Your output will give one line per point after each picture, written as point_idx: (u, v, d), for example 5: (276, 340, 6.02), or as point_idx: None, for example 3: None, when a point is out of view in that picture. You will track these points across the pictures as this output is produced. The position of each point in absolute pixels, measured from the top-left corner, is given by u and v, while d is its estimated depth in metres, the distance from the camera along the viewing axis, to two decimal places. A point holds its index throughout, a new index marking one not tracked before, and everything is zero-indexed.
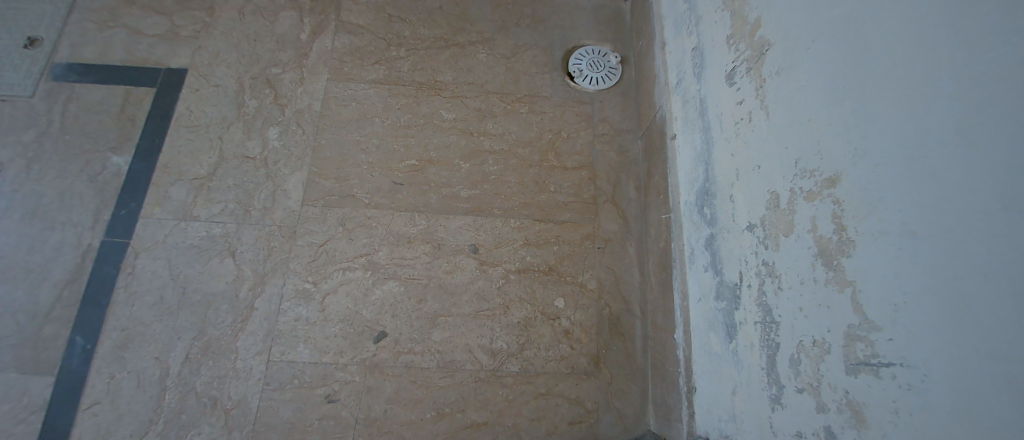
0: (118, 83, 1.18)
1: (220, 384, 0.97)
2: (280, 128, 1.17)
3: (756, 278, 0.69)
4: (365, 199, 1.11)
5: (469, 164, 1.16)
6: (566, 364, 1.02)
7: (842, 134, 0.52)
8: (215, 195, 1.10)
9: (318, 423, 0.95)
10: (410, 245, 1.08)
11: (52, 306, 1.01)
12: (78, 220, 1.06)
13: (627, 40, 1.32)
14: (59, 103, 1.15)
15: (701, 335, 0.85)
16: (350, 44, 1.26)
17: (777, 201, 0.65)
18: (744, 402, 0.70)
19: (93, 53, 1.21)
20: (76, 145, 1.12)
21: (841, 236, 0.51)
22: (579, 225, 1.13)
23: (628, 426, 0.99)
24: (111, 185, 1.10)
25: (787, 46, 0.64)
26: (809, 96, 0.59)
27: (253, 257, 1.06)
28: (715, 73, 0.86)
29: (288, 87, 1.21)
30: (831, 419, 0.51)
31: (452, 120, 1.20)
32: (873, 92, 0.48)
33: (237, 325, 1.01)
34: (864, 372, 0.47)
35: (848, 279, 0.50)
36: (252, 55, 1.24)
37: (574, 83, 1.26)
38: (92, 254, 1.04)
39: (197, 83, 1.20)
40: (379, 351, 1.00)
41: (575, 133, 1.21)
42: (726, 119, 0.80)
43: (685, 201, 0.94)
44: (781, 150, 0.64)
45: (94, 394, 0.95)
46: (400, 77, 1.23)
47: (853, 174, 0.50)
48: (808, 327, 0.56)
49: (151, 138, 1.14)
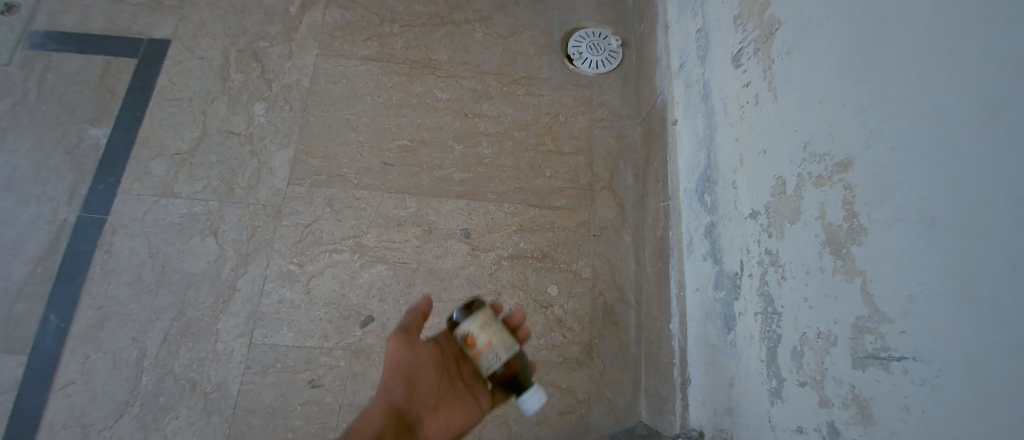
0: (97, 54, 1.14)
1: (199, 366, 0.94)
2: (266, 104, 1.13)
3: (758, 267, 0.66)
4: (354, 179, 1.07)
5: (463, 147, 1.12)
6: (557, 354, 1.00)
7: (856, 115, 0.49)
8: (198, 172, 1.07)
9: (301, 408, 0.92)
10: (400, 228, 1.05)
11: (25, 282, 0.97)
12: (54, 194, 1.03)
13: (629, 22, 1.28)
14: (36, 72, 1.11)
15: (697, 326, 0.82)
16: (341, 19, 1.21)
17: (783, 187, 0.61)
18: (741, 395, 0.67)
19: (72, 21, 1.17)
20: (53, 117, 1.08)
21: (852, 222, 0.48)
22: (575, 211, 1.09)
23: (619, 417, 0.97)
24: (89, 159, 1.06)
25: (798, 24, 0.61)
26: (820, 76, 0.55)
27: (236, 237, 1.02)
28: (720, 55, 0.82)
29: (276, 61, 1.16)
30: (835, 414, 0.49)
31: (446, 100, 1.16)
32: (891, 70, 0.45)
33: (217, 306, 0.98)
34: (873, 366, 0.44)
35: (858, 268, 0.47)
36: (238, 28, 1.19)
37: (574, 66, 1.22)
38: (67, 230, 1.01)
39: (180, 55, 1.16)
40: (364, 336, 0.97)
41: (572, 117, 1.17)
42: (731, 102, 0.77)
43: (686, 189, 0.91)
44: (790, 135, 0.61)
45: (68, 373, 0.92)
46: (392, 54, 1.19)
47: (867, 157, 0.46)
48: (813, 319, 0.53)
49: (132, 111, 1.10)
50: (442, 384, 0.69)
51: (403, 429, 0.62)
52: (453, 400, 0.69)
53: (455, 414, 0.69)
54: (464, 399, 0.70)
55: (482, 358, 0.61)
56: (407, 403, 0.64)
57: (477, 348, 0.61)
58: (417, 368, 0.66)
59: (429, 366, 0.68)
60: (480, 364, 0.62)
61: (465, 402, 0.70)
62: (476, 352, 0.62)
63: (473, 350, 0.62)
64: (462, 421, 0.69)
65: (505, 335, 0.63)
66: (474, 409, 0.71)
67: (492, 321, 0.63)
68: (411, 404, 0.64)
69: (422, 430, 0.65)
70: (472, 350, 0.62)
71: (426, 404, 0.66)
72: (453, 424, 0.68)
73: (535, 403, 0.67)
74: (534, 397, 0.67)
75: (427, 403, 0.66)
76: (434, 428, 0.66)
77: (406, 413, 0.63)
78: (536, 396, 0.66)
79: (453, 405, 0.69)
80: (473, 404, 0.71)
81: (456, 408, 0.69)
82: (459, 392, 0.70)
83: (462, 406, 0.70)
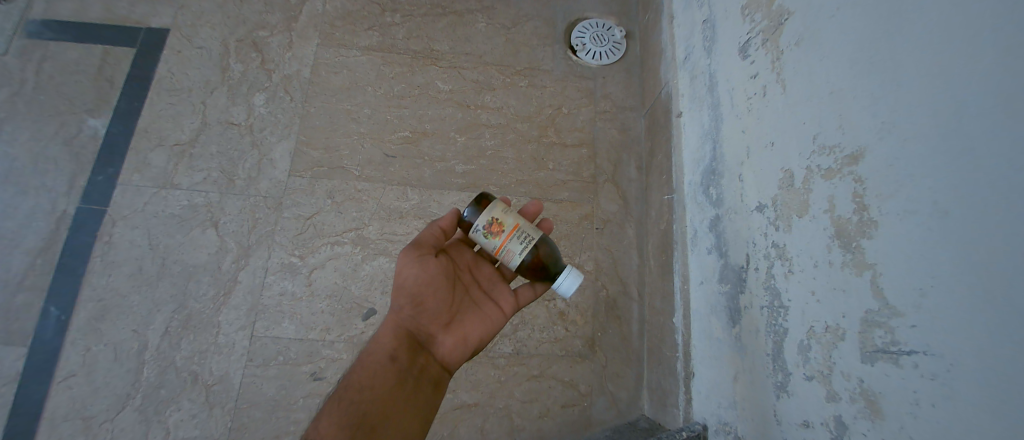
0: (94, 43, 1.13)
1: (201, 358, 0.94)
2: (266, 95, 1.12)
3: (764, 261, 0.65)
4: (355, 171, 1.07)
5: (465, 139, 1.11)
6: (560, 347, 1.00)
7: (867, 106, 0.47)
8: (197, 163, 1.06)
9: (303, 401, 0.92)
10: (402, 221, 1.04)
11: (25, 274, 0.97)
12: (53, 185, 1.02)
13: (633, 13, 1.26)
14: (33, 62, 1.10)
15: (701, 320, 0.82)
16: (341, 8, 1.20)
17: (791, 180, 0.60)
18: (746, 388, 0.67)
19: (69, 10, 1.15)
20: (51, 107, 1.07)
21: (861, 216, 0.47)
22: (578, 204, 1.09)
23: (621, 411, 0.97)
24: (88, 150, 1.05)
25: (808, 13, 0.59)
26: (831, 67, 0.54)
27: (237, 229, 1.02)
28: (727, 47, 0.80)
29: (276, 51, 1.15)
30: (842, 409, 0.48)
31: (448, 91, 1.15)
32: (906, 59, 0.43)
33: (219, 299, 0.98)
34: (882, 361, 0.44)
35: (867, 262, 0.46)
36: (238, 17, 1.17)
37: (577, 57, 1.21)
38: (67, 222, 1.00)
39: (179, 45, 1.14)
40: (366, 329, 0.96)
41: (576, 110, 1.16)
42: (738, 94, 0.75)
43: (690, 182, 0.90)
44: (797, 126, 0.59)
45: (69, 365, 0.92)
46: (393, 44, 1.18)
47: (878, 149, 0.45)
48: (821, 313, 0.53)
49: (130, 102, 1.09)
50: (454, 299, 0.67)
51: (414, 351, 0.62)
52: (468, 312, 0.67)
53: (472, 326, 0.67)
54: (478, 309, 0.69)
55: (511, 243, 0.61)
56: (415, 322, 0.64)
57: (505, 234, 0.61)
58: (426, 284, 0.63)
59: (439, 281, 0.65)
60: (512, 251, 0.61)
61: (480, 313, 0.68)
62: (504, 238, 0.61)
63: (501, 240, 0.61)
64: (480, 331, 0.68)
65: (528, 218, 0.64)
66: (492, 317, 0.69)
67: (511, 207, 0.63)
68: (420, 322, 0.64)
69: (437, 349, 0.64)
70: (500, 238, 0.61)
71: (438, 321, 0.65)
72: (471, 336, 0.66)
73: (572, 282, 0.67)
74: (569, 277, 0.67)
75: (439, 320, 0.65)
76: (451, 345, 0.65)
77: (415, 333, 0.63)
78: (572, 274, 0.67)
79: (468, 317, 0.67)
80: (489, 312, 0.69)
81: (472, 320, 0.67)
82: (474, 303, 0.69)
83: (478, 317, 0.68)
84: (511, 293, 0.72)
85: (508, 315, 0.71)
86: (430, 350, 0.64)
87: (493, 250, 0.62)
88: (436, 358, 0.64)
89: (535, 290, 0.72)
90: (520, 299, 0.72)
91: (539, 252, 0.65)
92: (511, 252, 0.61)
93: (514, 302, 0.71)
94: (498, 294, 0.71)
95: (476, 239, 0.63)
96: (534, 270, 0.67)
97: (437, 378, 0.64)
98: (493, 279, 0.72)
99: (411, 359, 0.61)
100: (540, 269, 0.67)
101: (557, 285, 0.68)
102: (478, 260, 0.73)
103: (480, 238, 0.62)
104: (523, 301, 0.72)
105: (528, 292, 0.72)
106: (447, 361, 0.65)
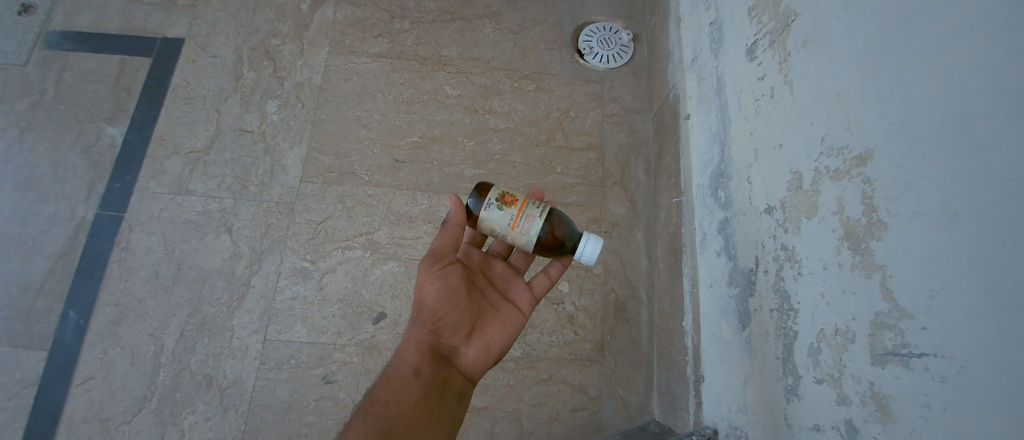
0: (112, 53, 1.16)
1: (215, 362, 0.95)
2: (278, 102, 1.14)
3: (773, 263, 0.64)
4: (366, 176, 1.08)
5: (473, 143, 1.12)
6: (569, 350, 1.01)
7: (875, 107, 0.47)
8: (212, 170, 1.08)
9: (315, 404, 0.93)
10: (412, 225, 1.05)
11: (45, 279, 0.99)
12: (72, 192, 1.05)
13: (640, 15, 1.26)
14: (53, 72, 1.13)
15: (710, 323, 0.81)
16: (351, 16, 1.22)
17: (799, 182, 0.60)
18: (756, 392, 0.67)
19: (87, 21, 1.18)
20: (70, 116, 1.09)
21: (871, 217, 0.47)
22: (586, 208, 1.09)
23: (631, 415, 0.97)
24: (106, 157, 1.08)
25: (816, 14, 0.59)
26: (840, 68, 0.54)
27: (251, 234, 1.04)
28: (734, 49, 0.80)
29: (288, 59, 1.17)
30: (854, 412, 0.48)
31: (456, 96, 1.16)
32: (915, 61, 0.43)
33: (232, 303, 0.99)
34: (892, 364, 0.43)
35: (876, 264, 0.46)
36: (251, 26, 1.20)
37: (585, 61, 1.21)
38: (85, 228, 1.03)
39: (194, 54, 1.17)
40: (377, 333, 0.97)
41: (583, 113, 1.17)
42: (745, 96, 0.75)
43: (699, 184, 0.89)
44: (805, 128, 0.59)
45: (87, 369, 0.94)
46: (402, 51, 1.19)
47: (886, 151, 0.45)
48: (831, 316, 0.52)
49: (147, 111, 1.12)
50: (473, 306, 0.67)
51: (437, 364, 0.63)
52: (488, 318, 0.68)
53: (492, 334, 0.67)
54: (497, 313, 0.69)
55: (527, 210, 0.61)
56: (437, 337, 0.63)
57: (519, 202, 0.61)
58: (447, 298, 0.63)
59: (459, 292, 0.65)
60: (530, 216, 0.61)
61: (499, 317, 0.69)
62: (519, 206, 0.61)
63: (516, 209, 0.61)
64: (501, 337, 0.68)
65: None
66: (511, 320, 0.70)
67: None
68: (442, 336, 0.63)
69: (459, 360, 0.64)
70: (515, 207, 0.61)
71: (460, 333, 0.65)
72: (493, 344, 0.67)
73: (594, 247, 0.66)
74: (591, 244, 0.66)
75: (461, 331, 0.65)
76: (473, 355, 0.65)
77: (437, 346, 0.63)
78: (593, 237, 0.67)
79: (488, 323, 0.68)
80: (508, 315, 0.70)
81: (492, 327, 0.68)
82: (492, 307, 0.70)
83: (497, 322, 0.69)
84: (526, 288, 0.73)
85: (525, 314, 0.72)
86: (452, 362, 0.64)
87: (510, 222, 0.61)
88: (459, 369, 0.64)
89: (550, 277, 0.74)
90: (535, 293, 0.74)
91: (554, 226, 0.65)
92: (530, 218, 0.61)
93: (530, 298, 0.73)
94: (514, 294, 0.72)
95: (489, 218, 0.62)
96: (550, 246, 0.66)
97: (461, 390, 0.64)
98: (506, 276, 0.74)
99: (435, 372, 0.62)
100: (557, 243, 0.67)
101: (580, 254, 0.66)
102: (488, 260, 0.75)
103: (494, 214, 0.61)
104: (539, 292, 0.74)
105: (542, 280, 0.74)
106: (469, 371, 0.65)
